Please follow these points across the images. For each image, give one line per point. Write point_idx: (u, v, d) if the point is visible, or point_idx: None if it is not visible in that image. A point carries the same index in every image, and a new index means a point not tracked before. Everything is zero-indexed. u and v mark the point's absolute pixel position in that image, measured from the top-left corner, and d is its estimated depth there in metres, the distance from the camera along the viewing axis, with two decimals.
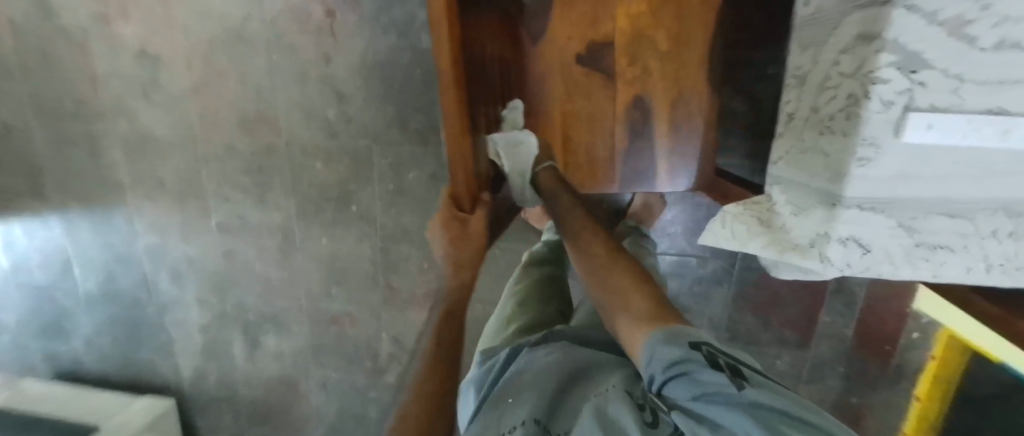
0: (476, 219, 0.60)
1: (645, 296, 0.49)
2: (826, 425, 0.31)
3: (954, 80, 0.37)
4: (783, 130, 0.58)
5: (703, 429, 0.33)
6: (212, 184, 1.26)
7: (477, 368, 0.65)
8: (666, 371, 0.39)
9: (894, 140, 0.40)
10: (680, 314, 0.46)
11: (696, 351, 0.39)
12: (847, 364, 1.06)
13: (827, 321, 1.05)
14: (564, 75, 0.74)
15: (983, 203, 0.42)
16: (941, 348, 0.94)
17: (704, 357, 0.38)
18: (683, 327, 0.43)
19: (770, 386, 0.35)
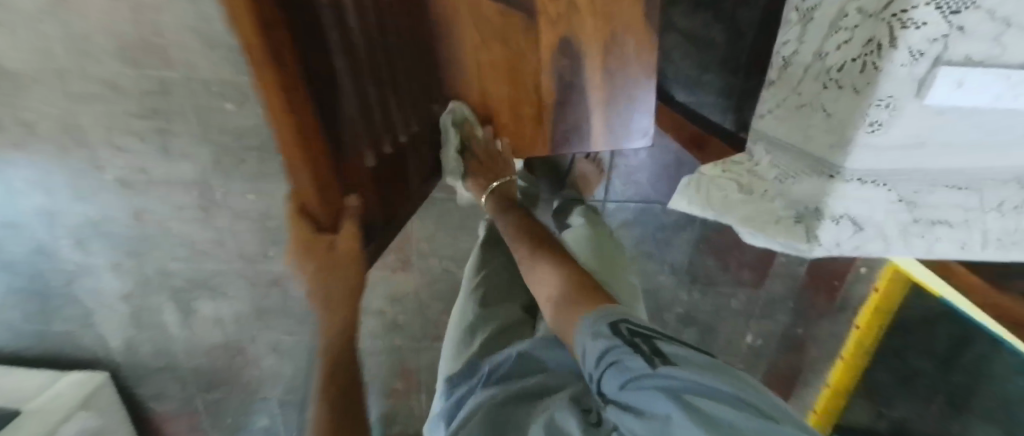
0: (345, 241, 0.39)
1: (573, 282, 0.55)
2: (742, 391, 0.34)
3: (999, 25, 0.29)
4: (775, 78, 0.48)
5: (634, 417, 0.36)
6: (99, 130, 1.02)
7: (444, 400, 0.63)
8: (598, 368, 0.42)
9: (915, 101, 0.32)
10: (608, 295, 0.50)
11: (613, 329, 0.43)
12: (796, 299, 1.08)
13: (781, 261, 1.04)
14: (473, 13, 0.54)
15: (995, 172, 0.36)
16: (884, 281, 0.99)
17: (622, 339, 0.42)
18: (613, 307, 0.47)
19: (686, 359, 0.38)
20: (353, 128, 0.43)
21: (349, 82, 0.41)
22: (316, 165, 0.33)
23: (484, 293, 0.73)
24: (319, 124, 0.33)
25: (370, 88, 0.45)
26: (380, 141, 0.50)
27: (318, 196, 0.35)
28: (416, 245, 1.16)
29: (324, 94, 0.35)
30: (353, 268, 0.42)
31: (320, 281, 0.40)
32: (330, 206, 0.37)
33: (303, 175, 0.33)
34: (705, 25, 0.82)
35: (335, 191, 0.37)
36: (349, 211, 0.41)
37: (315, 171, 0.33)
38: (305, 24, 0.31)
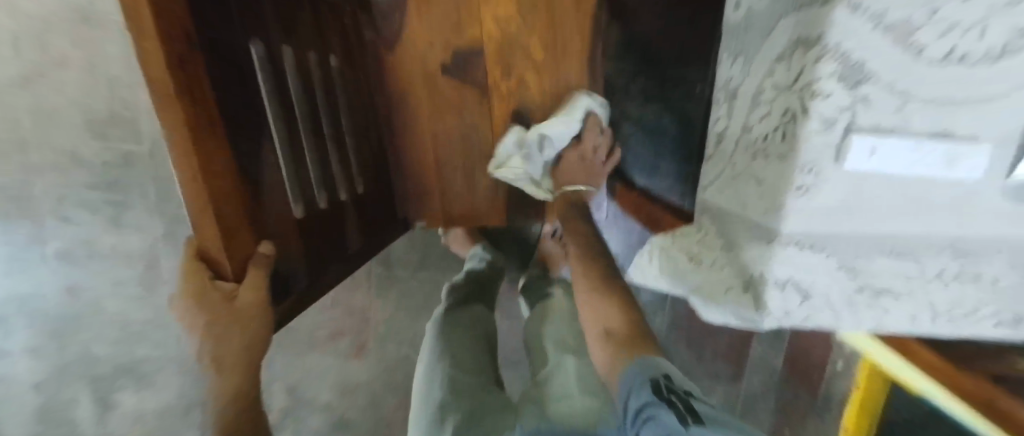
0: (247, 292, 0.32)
1: (625, 324, 0.48)
2: None
3: (898, 98, 0.31)
4: (711, 152, 0.50)
5: None
6: (51, 201, 1.00)
7: None
8: (633, 424, 0.39)
9: (836, 167, 0.34)
10: (654, 345, 0.45)
11: (650, 379, 0.40)
12: None
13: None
14: (427, 86, 0.63)
15: (928, 241, 0.36)
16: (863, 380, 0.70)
17: (659, 394, 0.38)
18: (657, 359, 0.42)
19: (721, 420, 0.35)
20: (273, 169, 0.36)
21: (275, 114, 0.37)
22: (222, 188, 0.28)
23: (456, 360, 0.63)
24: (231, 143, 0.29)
25: (296, 125, 0.41)
26: (309, 191, 0.43)
27: (216, 237, 0.29)
28: (372, 328, 1.11)
29: (246, 119, 0.32)
30: (253, 323, 0.34)
31: (210, 332, 0.33)
32: (237, 245, 0.31)
33: (199, 199, 0.27)
34: None
35: (247, 227, 0.32)
36: (259, 259, 0.33)
37: (215, 198, 0.28)
38: (231, 44, 0.30)
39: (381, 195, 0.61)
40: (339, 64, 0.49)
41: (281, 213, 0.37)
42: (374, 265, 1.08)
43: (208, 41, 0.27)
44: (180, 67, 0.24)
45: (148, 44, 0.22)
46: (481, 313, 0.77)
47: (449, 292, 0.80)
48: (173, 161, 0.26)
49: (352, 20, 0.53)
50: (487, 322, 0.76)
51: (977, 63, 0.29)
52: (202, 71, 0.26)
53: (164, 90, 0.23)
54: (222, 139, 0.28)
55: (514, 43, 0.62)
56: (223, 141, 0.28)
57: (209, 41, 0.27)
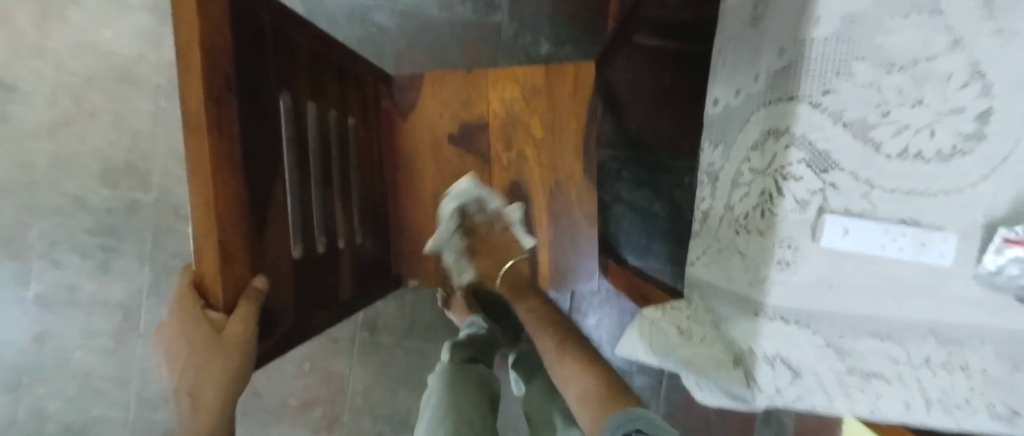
0: (235, 324, 0.31)
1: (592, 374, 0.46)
2: None
3: (864, 185, 0.35)
4: (698, 229, 0.52)
5: None
6: (44, 244, 1.01)
7: None
8: None
9: (812, 244, 0.36)
10: (631, 392, 0.41)
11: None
12: None
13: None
14: (432, 152, 0.64)
15: (911, 324, 0.36)
16: None
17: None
18: (636, 408, 0.38)
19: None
20: (278, 207, 0.37)
21: (289, 156, 0.38)
22: (230, 214, 0.29)
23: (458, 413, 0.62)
24: (246, 178, 0.31)
25: (309, 169, 0.42)
26: (310, 234, 0.42)
27: (214, 263, 0.29)
28: (348, 399, 1.05)
29: (264, 157, 0.34)
30: (237, 356, 0.32)
31: (192, 361, 0.32)
32: (233, 273, 0.31)
33: (201, 221, 0.28)
34: None
35: (242, 260, 0.32)
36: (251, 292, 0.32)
37: (222, 223, 0.29)
38: (264, 93, 0.34)
39: (378, 249, 0.60)
40: (356, 123, 0.52)
41: (278, 251, 0.37)
42: (359, 330, 1.04)
43: (244, 90, 0.31)
44: (215, 106, 0.27)
45: (191, 76, 0.26)
46: (484, 372, 0.77)
47: (450, 348, 0.79)
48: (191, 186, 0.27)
49: (371, 88, 0.57)
50: (486, 380, 0.75)
51: (932, 160, 0.35)
52: (233, 112, 0.29)
53: (196, 124, 0.26)
54: (238, 170, 0.30)
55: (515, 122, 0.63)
56: (240, 173, 0.30)
57: (245, 89, 0.31)
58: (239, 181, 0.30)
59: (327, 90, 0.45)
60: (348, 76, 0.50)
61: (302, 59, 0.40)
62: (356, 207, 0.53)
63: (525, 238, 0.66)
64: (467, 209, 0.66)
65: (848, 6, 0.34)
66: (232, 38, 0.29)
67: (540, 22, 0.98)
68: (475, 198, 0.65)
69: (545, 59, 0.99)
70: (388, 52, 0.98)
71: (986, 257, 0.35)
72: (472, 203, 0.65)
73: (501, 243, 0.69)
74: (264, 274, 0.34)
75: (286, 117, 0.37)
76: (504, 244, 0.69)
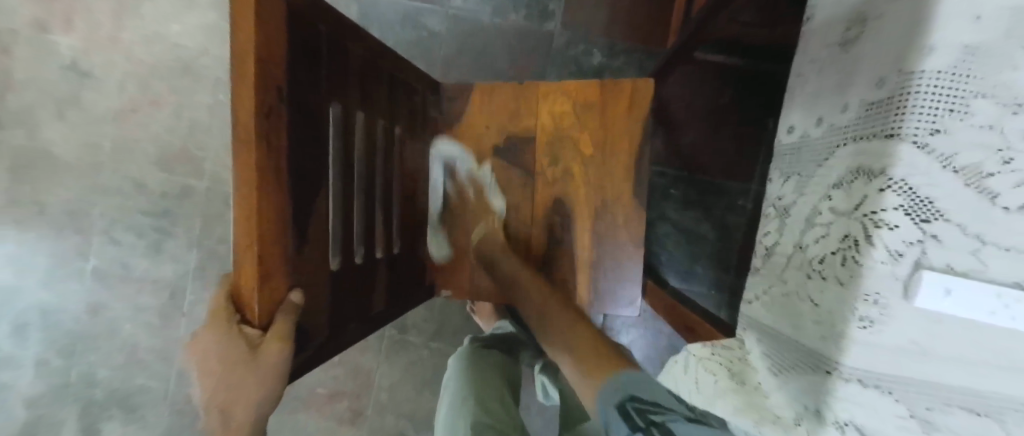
0: (270, 344, 0.29)
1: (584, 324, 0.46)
2: None
3: (973, 240, 0.31)
4: (759, 265, 0.48)
5: None
6: (105, 221, 1.08)
7: None
8: None
9: (904, 301, 0.32)
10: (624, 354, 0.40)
11: (618, 409, 0.33)
12: None
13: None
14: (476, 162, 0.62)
15: (1017, 402, 0.31)
16: None
17: (632, 426, 0.31)
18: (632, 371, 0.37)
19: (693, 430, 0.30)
20: (321, 219, 0.36)
21: (336, 166, 0.37)
22: (274, 224, 0.29)
23: (477, 401, 0.57)
24: (293, 188, 0.30)
25: (353, 179, 0.41)
26: (350, 245, 0.41)
27: (252, 277, 0.28)
28: (374, 395, 1.06)
29: (311, 168, 0.33)
30: (269, 376, 0.30)
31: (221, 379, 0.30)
32: (271, 287, 0.30)
33: (246, 232, 0.27)
34: (695, 220, 0.86)
35: (283, 272, 0.31)
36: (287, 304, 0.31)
37: (263, 238, 0.28)
38: (315, 102, 0.33)
39: (413, 259, 0.58)
40: (403, 132, 0.51)
41: (318, 264, 0.36)
42: (388, 328, 1.05)
43: (296, 99, 0.30)
44: (265, 117, 0.26)
45: (245, 82, 0.25)
46: (509, 369, 0.70)
47: (472, 340, 0.75)
48: (236, 198, 0.27)
49: (420, 97, 0.56)
50: (510, 370, 0.70)
51: None
52: (283, 122, 0.28)
53: (247, 135, 0.26)
54: (285, 182, 0.29)
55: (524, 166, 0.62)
56: (286, 184, 0.29)
57: (297, 97, 0.30)
58: (282, 192, 0.29)
59: (379, 99, 0.44)
60: (399, 83, 0.49)
61: (357, 66, 0.39)
62: (396, 215, 0.52)
63: (499, 173, 0.62)
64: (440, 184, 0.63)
65: (969, 35, 0.29)
66: (287, 48, 0.28)
67: (593, 31, 0.95)
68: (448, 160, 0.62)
69: (595, 69, 0.96)
70: (437, 55, 0.97)
71: None
72: (447, 165, 0.62)
73: (477, 210, 0.63)
74: (302, 289, 0.33)
75: (335, 126, 0.36)
76: (475, 210, 0.64)
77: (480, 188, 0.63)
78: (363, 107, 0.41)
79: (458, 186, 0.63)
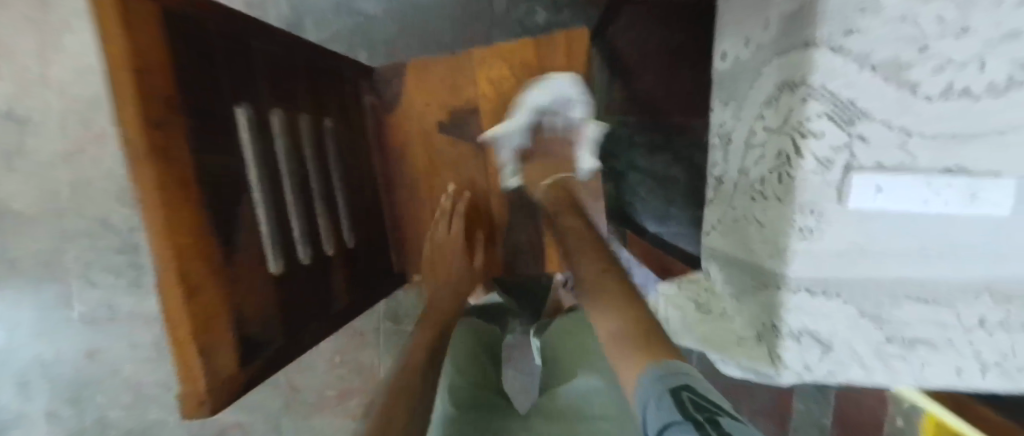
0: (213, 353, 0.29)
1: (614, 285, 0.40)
2: None
3: (899, 134, 0.31)
4: (712, 196, 0.48)
5: None
6: (79, 267, 1.06)
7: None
8: None
9: (839, 206, 0.32)
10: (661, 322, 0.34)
11: (671, 401, 0.24)
12: None
13: (800, 410, 0.95)
14: (424, 142, 0.61)
15: (959, 285, 0.32)
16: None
17: (684, 415, 0.22)
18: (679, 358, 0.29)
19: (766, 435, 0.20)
20: (250, 225, 0.35)
21: (256, 169, 0.37)
22: (189, 237, 0.28)
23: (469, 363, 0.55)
24: (203, 198, 0.30)
25: (281, 181, 0.40)
26: (292, 247, 0.41)
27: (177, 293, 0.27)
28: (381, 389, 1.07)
29: (225, 178, 0.32)
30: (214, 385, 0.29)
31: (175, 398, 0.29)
32: (202, 301, 0.29)
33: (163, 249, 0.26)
34: (663, 163, 0.83)
35: (212, 284, 0.30)
36: (221, 318, 0.31)
37: (180, 252, 0.27)
38: (218, 110, 0.32)
39: (373, 252, 0.58)
40: (334, 124, 0.50)
41: (254, 272, 0.35)
42: (382, 322, 1.06)
43: (191, 105, 0.29)
44: (157, 134, 0.25)
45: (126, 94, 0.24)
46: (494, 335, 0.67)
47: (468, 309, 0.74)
48: (146, 222, 0.26)
49: (350, 83, 0.55)
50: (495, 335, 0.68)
51: (982, 96, 0.30)
52: (179, 136, 0.27)
53: (144, 155, 0.25)
54: (193, 196, 0.28)
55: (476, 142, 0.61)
56: (196, 194, 0.29)
57: (192, 104, 0.29)
58: (192, 204, 0.28)
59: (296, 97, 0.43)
60: (317, 73, 0.47)
61: (262, 64, 0.38)
62: (346, 210, 0.51)
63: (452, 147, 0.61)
64: (541, 118, 0.59)
65: None
66: (171, 55, 0.27)
67: None
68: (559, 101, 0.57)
69: (543, 26, 0.93)
70: (379, 39, 0.94)
71: None
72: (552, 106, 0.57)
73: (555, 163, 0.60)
74: (236, 298, 0.33)
75: (248, 130, 0.36)
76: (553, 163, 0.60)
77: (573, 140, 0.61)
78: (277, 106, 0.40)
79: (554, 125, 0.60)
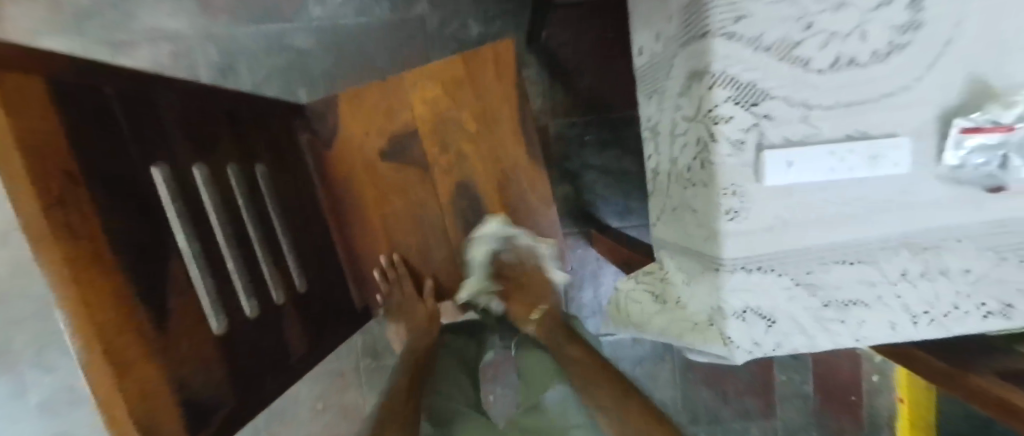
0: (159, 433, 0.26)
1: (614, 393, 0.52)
2: None
3: (801, 108, 0.32)
4: (652, 188, 0.49)
5: None
6: (25, 354, 0.97)
7: None
8: None
9: (757, 184, 0.33)
10: None
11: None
12: (817, 424, 0.99)
13: (782, 381, 0.99)
14: (368, 173, 0.61)
15: (880, 241, 0.34)
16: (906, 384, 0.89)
17: None
18: None
19: None
20: (183, 288, 0.33)
21: (184, 227, 0.35)
22: (112, 314, 0.25)
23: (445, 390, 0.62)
24: (124, 267, 0.27)
25: (215, 235, 0.39)
26: (236, 302, 0.39)
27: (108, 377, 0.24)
28: None
29: (144, 241, 0.30)
30: None
31: None
32: (139, 379, 0.26)
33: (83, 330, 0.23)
34: (617, 159, 0.88)
35: (147, 360, 0.27)
36: (161, 394, 0.28)
37: (106, 330, 0.24)
38: (128, 170, 0.30)
39: (327, 292, 0.56)
40: (264, 169, 0.49)
41: (193, 337, 0.33)
42: (363, 357, 1.04)
43: (93, 167, 0.27)
44: (57, 205, 0.23)
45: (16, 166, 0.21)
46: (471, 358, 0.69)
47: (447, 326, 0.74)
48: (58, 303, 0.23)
49: (277, 126, 0.54)
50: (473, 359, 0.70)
51: (868, 64, 0.32)
52: (85, 202, 0.25)
53: (44, 233, 0.22)
54: (111, 266, 0.26)
55: (421, 164, 0.60)
56: (113, 262, 0.26)
57: (93, 165, 0.26)
58: (111, 276, 0.25)
59: (214, 149, 0.41)
60: (231, 120, 0.46)
61: (172, 121, 0.36)
62: (291, 253, 0.50)
63: (399, 173, 0.61)
64: (497, 251, 0.63)
65: None
66: (60, 118, 0.25)
67: (463, 5, 0.94)
68: (507, 236, 0.62)
69: (478, 41, 0.94)
70: (316, 73, 0.93)
71: (947, 154, 0.32)
72: (503, 242, 0.62)
73: (530, 280, 0.66)
74: (176, 369, 0.30)
75: (168, 188, 0.34)
76: (529, 283, 0.66)
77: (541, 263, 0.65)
78: (196, 160, 0.38)
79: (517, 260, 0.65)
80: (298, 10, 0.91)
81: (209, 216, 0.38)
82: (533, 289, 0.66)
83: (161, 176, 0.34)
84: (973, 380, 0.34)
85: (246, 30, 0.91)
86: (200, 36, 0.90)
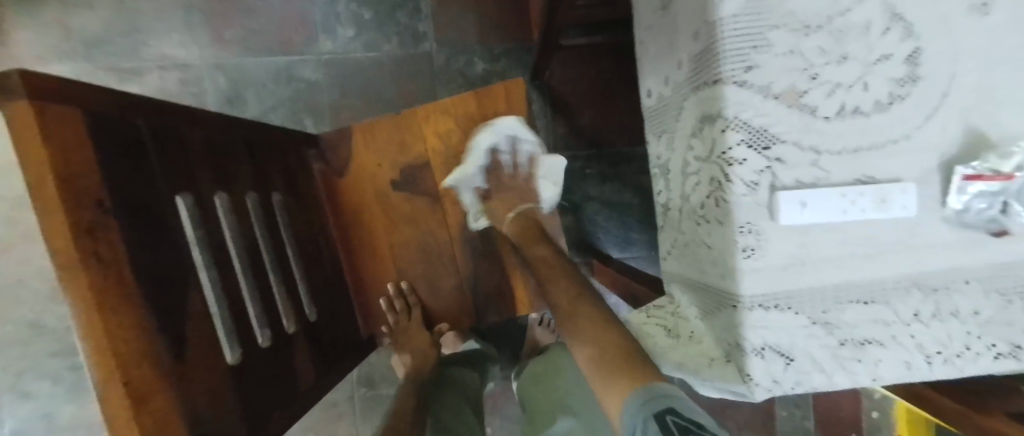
0: None
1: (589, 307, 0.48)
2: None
3: (810, 153, 0.34)
4: (662, 222, 0.50)
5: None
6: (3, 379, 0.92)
7: None
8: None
9: (773, 224, 0.34)
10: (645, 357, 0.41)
11: (659, 426, 0.33)
12: None
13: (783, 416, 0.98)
14: (379, 201, 0.61)
15: (892, 282, 0.35)
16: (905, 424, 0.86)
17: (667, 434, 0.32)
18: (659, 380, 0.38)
19: None
20: (199, 317, 0.32)
21: (203, 256, 0.34)
22: (135, 342, 0.25)
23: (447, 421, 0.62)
24: (146, 294, 0.26)
25: (232, 264, 0.38)
26: (249, 332, 0.38)
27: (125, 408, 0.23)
28: None
29: (167, 268, 0.29)
30: None
31: None
32: (154, 411, 0.25)
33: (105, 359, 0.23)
34: (616, 191, 0.90)
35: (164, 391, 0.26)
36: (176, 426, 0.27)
37: (126, 359, 0.24)
38: (154, 199, 0.30)
39: (334, 321, 0.55)
40: (279, 197, 0.49)
41: (208, 367, 0.32)
42: (357, 387, 1.00)
43: (123, 194, 0.27)
44: (89, 233, 0.23)
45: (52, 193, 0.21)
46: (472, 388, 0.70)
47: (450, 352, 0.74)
48: (81, 330, 0.22)
49: (292, 154, 0.55)
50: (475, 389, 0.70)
51: (871, 113, 0.34)
52: (114, 229, 0.25)
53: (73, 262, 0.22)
54: (135, 294, 0.25)
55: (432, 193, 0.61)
56: (137, 290, 0.26)
57: (123, 193, 0.27)
58: (134, 304, 0.25)
59: (232, 177, 0.42)
60: (249, 148, 0.46)
61: (195, 150, 0.37)
62: (302, 281, 0.50)
63: (409, 202, 0.61)
64: (497, 150, 0.59)
65: None
66: (96, 146, 0.25)
67: (468, 42, 0.97)
68: (511, 137, 0.58)
69: (482, 76, 0.98)
70: (324, 102, 0.95)
71: (951, 198, 0.33)
72: (505, 143, 0.58)
73: (516, 187, 0.61)
74: (190, 399, 0.29)
75: (190, 217, 0.34)
76: (515, 190, 0.61)
77: (533, 172, 0.61)
78: (215, 188, 0.38)
79: (512, 162, 0.61)
80: (308, 42, 0.94)
81: (226, 244, 0.38)
82: (518, 191, 0.61)
83: (183, 205, 0.34)
84: (986, 419, 0.35)
85: (254, 61, 0.93)
86: (209, 65, 0.92)
